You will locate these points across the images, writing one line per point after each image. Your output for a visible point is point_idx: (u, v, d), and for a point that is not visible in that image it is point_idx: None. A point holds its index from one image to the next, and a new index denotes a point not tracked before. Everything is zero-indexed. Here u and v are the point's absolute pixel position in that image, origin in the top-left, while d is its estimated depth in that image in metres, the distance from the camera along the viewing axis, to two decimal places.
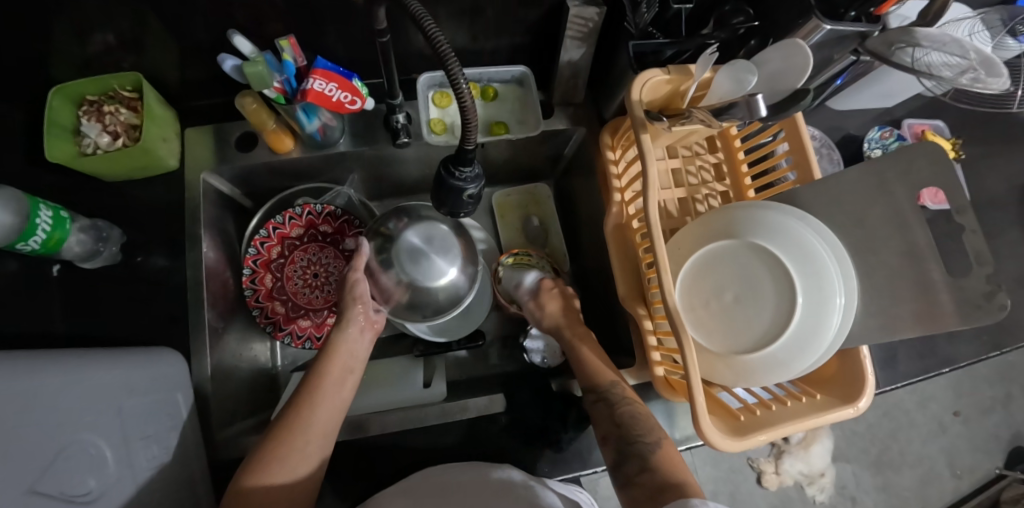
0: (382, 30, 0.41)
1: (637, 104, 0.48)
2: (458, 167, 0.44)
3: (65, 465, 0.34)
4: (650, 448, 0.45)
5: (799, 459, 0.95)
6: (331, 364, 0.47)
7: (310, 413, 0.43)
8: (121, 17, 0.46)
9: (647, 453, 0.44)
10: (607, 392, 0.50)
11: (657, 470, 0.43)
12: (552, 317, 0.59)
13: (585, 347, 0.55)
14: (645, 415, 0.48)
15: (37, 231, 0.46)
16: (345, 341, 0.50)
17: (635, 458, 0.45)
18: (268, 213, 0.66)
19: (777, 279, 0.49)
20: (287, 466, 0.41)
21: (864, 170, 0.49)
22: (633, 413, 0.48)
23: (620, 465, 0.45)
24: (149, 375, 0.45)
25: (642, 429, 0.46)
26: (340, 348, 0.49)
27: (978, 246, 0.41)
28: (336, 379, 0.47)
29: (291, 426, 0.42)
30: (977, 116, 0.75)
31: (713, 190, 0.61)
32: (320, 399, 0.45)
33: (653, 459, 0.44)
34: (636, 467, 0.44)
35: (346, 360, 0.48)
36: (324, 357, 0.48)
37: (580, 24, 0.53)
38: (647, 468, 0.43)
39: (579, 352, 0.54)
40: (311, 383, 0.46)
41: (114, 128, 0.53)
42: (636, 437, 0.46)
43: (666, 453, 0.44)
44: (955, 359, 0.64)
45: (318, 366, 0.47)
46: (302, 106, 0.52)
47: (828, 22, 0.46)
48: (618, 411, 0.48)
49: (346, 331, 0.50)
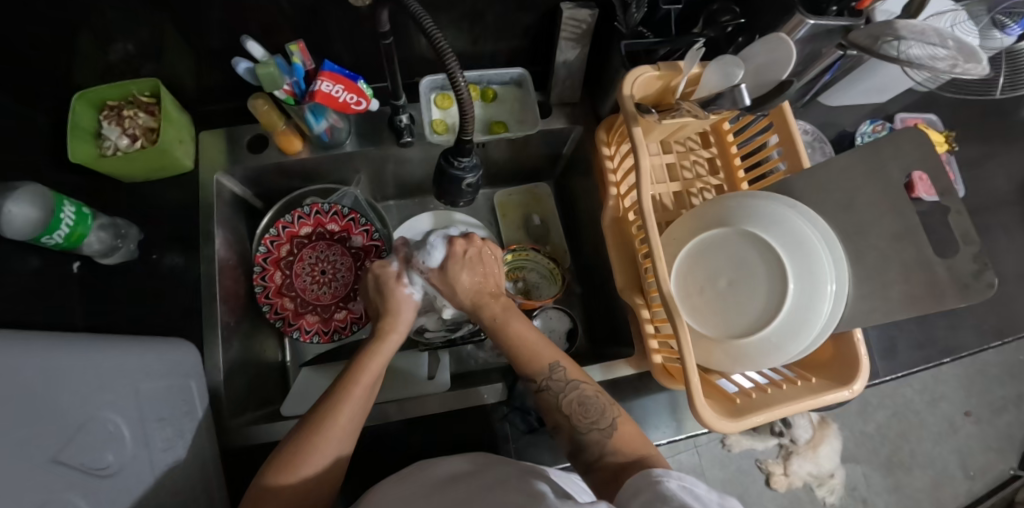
0: (386, 33, 0.45)
1: (629, 98, 0.50)
2: (456, 158, 0.49)
3: (86, 439, 0.36)
4: (603, 435, 0.46)
5: (808, 460, 0.92)
6: (367, 369, 0.47)
7: (340, 415, 0.43)
8: (143, 26, 0.50)
9: (601, 441, 0.46)
10: (548, 381, 0.49)
11: (617, 451, 0.44)
12: (468, 292, 0.56)
13: (511, 325, 0.53)
14: (592, 396, 0.48)
15: (60, 226, 0.48)
16: (383, 350, 0.50)
17: (592, 445, 0.46)
18: (279, 213, 0.68)
19: (769, 265, 0.50)
20: (314, 453, 0.41)
21: (852, 156, 0.51)
22: (580, 399, 0.48)
23: (580, 453, 0.47)
24: (165, 361, 0.47)
25: (594, 415, 0.47)
26: (379, 356, 0.49)
27: (964, 225, 0.44)
28: (370, 383, 0.47)
29: (325, 421, 0.43)
30: (971, 109, 0.77)
31: (708, 183, 0.63)
32: (349, 402, 0.44)
33: (608, 443, 0.45)
34: (595, 453, 0.45)
35: (380, 368, 0.49)
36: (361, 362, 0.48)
37: (574, 25, 0.56)
38: (604, 454, 0.45)
39: (506, 332, 0.53)
40: (346, 384, 0.46)
41: (133, 131, 0.56)
42: (589, 425, 0.47)
43: (622, 437, 0.45)
44: (955, 348, 0.65)
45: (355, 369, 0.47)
46: (310, 107, 0.55)
47: (811, 17, 0.48)
48: (565, 399, 0.48)
49: (385, 342, 0.51)
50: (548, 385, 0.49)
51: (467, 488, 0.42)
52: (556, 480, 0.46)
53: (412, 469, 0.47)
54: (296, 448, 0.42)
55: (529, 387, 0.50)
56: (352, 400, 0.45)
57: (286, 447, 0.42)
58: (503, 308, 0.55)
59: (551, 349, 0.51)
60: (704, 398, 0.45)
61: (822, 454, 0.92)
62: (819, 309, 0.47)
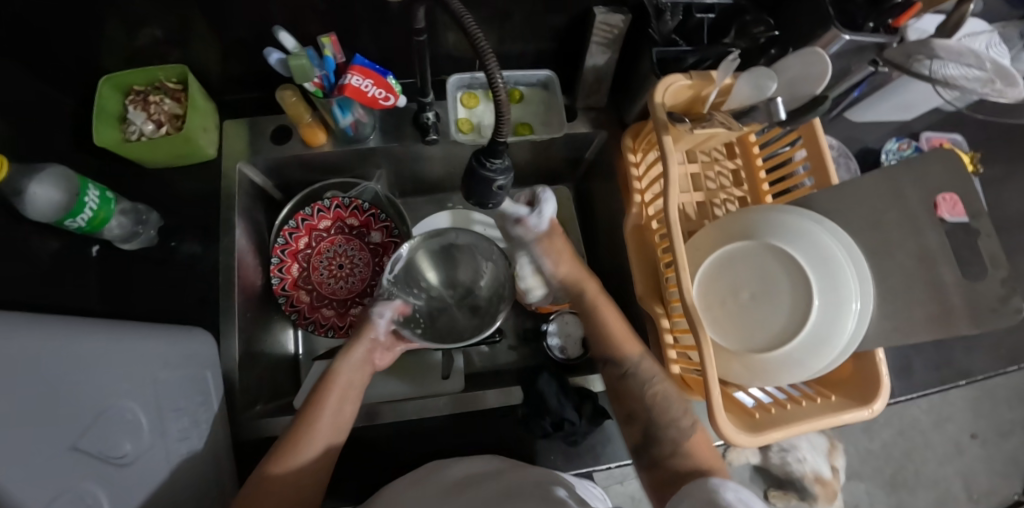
0: (420, 29, 0.44)
1: (660, 106, 0.49)
2: (489, 159, 0.48)
3: (103, 428, 0.36)
4: (681, 433, 0.48)
5: None
6: (330, 391, 0.46)
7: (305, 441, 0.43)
8: (173, 13, 0.50)
9: (675, 440, 0.48)
10: (635, 368, 0.52)
11: (688, 455, 0.47)
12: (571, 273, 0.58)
13: (607, 313, 0.56)
14: (676, 396, 0.50)
15: (84, 209, 0.48)
16: (345, 369, 0.49)
17: (668, 443, 0.48)
18: (298, 205, 0.68)
19: (794, 281, 0.50)
20: (301, 455, 0.42)
21: (880, 177, 0.50)
22: (663, 393, 0.50)
23: (648, 446, 0.49)
24: (182, 350, 0.47)
25: (675, 412, 0.49)
26: (337, 378, 0.47)
27: (993, 249, 0.43)
28: (334, 403, 0.46)
29: (289, 441, 0.43)
30: (998, 129, 0.76)
31: (731, 195, 0.63)
32: (314, 425, 0.44)
33: (683, 443, 0.48)
34: (667, 450, 0.48)
35: (346, 387, 0.47)
36: (324, 382, 0.47)
37: (606, 30, 0.56)
38: (676, 454, 0.47)
39: (601, 317, 0.55)
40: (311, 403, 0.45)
41: (159, 117, 0.55)
42: (668, 423, 0.49)
43: (695, 441, 0.48)
44: (972, 371, 0.64)
45: (316, 395, 0.46)
46: (338, 101, 0.55)
47: (847, 32, 0.47)
48: (650, 390, 0.50)
49: (345, 360, 0.49)
50: (634, 371, 0.52)
51: (488, 491, 0.42)
52: (573, 487, 0.46)
53: (426, 471, 0.46)
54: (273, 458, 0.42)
55: (611, 370, 0.53)
56: (316, 421, 0.44)
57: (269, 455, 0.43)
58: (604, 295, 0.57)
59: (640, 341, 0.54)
60: (723, 413, 0.45)
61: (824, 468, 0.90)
62: (842, 327, 0.47)
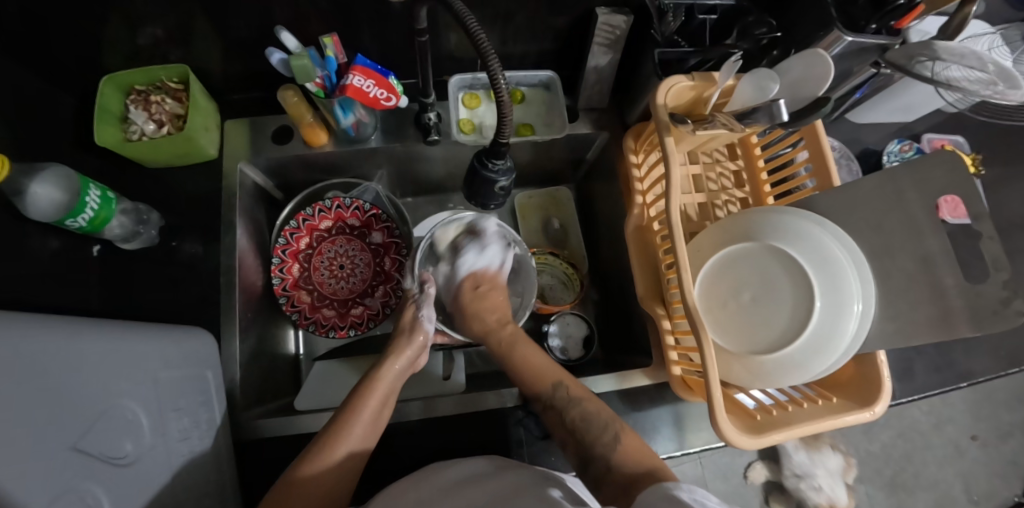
0: (423, 29, 0.44)
1: (662, 107, 0.49)
2: (490, 160, 0.49)
3: (104, 428, 0.36)
4: (609, 447, 0.47)
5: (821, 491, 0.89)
6: (373, 392, 0.48)
7: (345, 437, 0.44)
8: (175, 13, 0.50)
9: (606, 453, 0.46)
10: (553, 398, 0.51)
11: (623, 463, 0.45)
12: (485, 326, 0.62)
13: (517, 348, 0.58)
14: (595, 411, 0.50)
15: (85, 209, 0.48)
16: (387, 374, 0.50)
17: (599, 460, 0.47)
18: (299, 205, 0.68)
19: (796, 282, 0.49)
20: (334, 454, 0.43)
21: (882, 178, 0.50)
22: (583, 414, 0.49)
23: (587, 465, 0.47)
24: (182, 350, 0.47)
25: (597, 429, 0.48)
26: (381, 383, 0.49)
27: (994, 251, 0.43)
28: (376, 404, 0.47)
29: (329, 437, 0.43)
30: (1000, 131, 0.76)
31: (733, 196, 0.63)
32: (354, 422, 0.45)
33: (614, 456, 0.46)
34: (601, 467, 0.46)
35: (387, 392, 0.49)
36: (366, 383, 0.49)
37: (607, 30, 0.56)
38: (611, 466, 0.45)
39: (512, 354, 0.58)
40: (352, 402, 0.46)
41: (160, 117, 0.55)
42: (594, 440, 0.48)
43: (627, 447, 0.46)
44: (972, 373, 0.64)
45: (359, 394, 0.47)
46: (339, 101, 0.55)
47: (849, 33, 0.47)
48: (569, 414, 0.50)
49: (390, 365, 0.51)
50: (553, 402, 0.51)
51: (488, 491, 0.42)
52: (572, 487, 0.46)
53: (427, 472, 0.47)
54: (311, 453, 0.43)
55: (538, 406, 0.52)
56: (356, 419, 0.45)
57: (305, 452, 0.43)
58: (511, 334, 0.60)
59: (556, 371, 0.54)
60: (725, 414, 0.45)
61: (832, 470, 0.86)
62: (844, 329, 0.47)
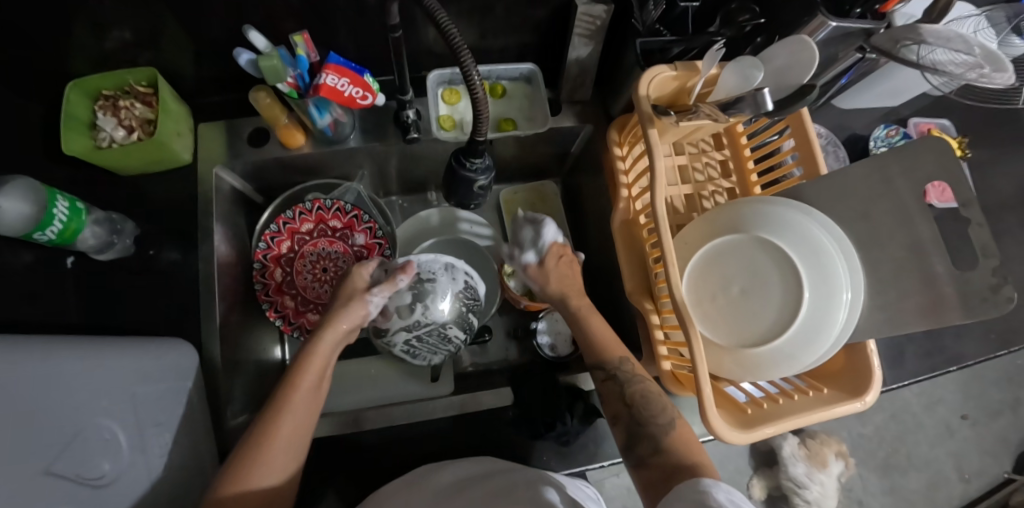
0: (394, 25, 0.43)
1: (645, 99, 0.48)
2: (468, 159, 0.49)
3: (80, 448, 0.36)
4: (663, 429, 0.45)
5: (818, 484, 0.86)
6: (310, 361, 0.44)
7: (283, 427, 0.39)
8: (141, 15, 0.48)
9: (657, 435, 0.45)
10: (618, 370, 0.50)
11: (671, 451, 0.43)
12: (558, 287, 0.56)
13: (595, 318, 0.55)
14: (656, 393, 0.48)
15: (53, 221, 0.47)
16: (320, 349, 0.45)
17: (648, 440, 0.45)
18: (279, 207, 0.66)
19: (784, 272, 0.49)
20: (274, 451, 0.39)
21: (870, 165, 0.49)
22: (645, 392, 0.48)
23: (632, 445, 0.46)
24: (166, 363, 0.46)
25: (655, 409, 0.47)
26: (317, 355, 0.45)
27: (983, 239, 0.41)
28: (314, 381, 0.43)
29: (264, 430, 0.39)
30: (987, 113, 0.75)
31: (720, 187, 0.62)
32: (291, 404, 0.41)
33: (662, 440, 0.45)
34: (649, 448, 0.45)
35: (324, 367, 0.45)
36: (301, 356, 0.44)
37: (588, 21, 0.54)
38: (659, 450, 0.44)
39: (590, 325, 0.54)
40: (286, 384, 0.42)
41: (129, 122, 0.54)
42: (651, 416, 0.46)
43: (681, 436, 0.45)
44: (962, 357, 0.64)
45: (295, 367, 0.44)
46: (314, 101, 0.53)
47: (834, 18, 0.46)
48: (630, 390, 0.49)
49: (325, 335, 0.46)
50: (616, 373, 0.50)
51: (480, 493, 0.42)
52: (565, 487, 0.45)
53: (417, 476, 0.46)
54: (243, 458, 0.38)
55: (598, 374, 0.51)
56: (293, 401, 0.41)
57: (238, 454, 0.39)
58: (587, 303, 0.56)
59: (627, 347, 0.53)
60: (715, 408, 0.44)
61: (820, 486, 0.86)
62: (832, 319, 0.46)
